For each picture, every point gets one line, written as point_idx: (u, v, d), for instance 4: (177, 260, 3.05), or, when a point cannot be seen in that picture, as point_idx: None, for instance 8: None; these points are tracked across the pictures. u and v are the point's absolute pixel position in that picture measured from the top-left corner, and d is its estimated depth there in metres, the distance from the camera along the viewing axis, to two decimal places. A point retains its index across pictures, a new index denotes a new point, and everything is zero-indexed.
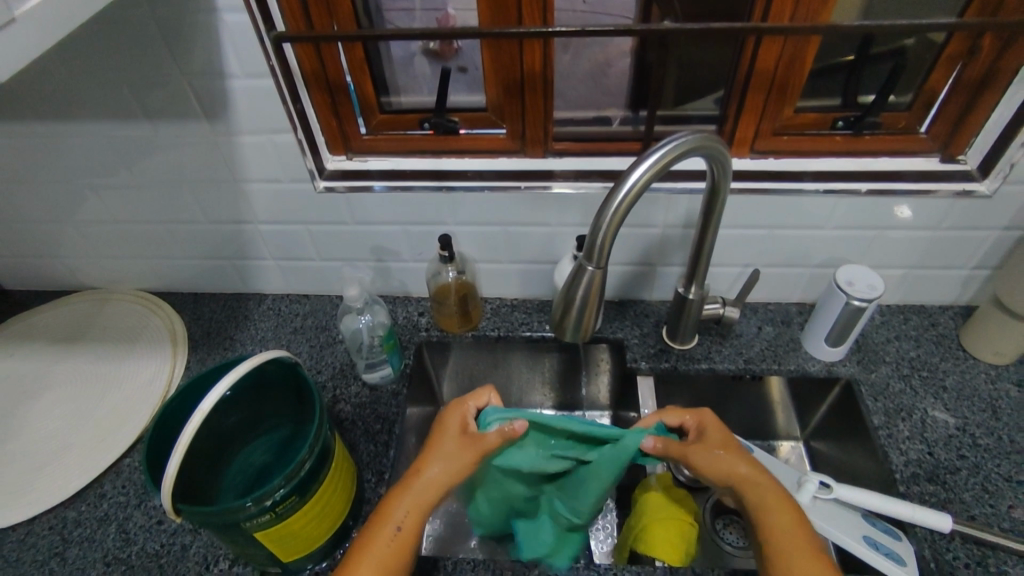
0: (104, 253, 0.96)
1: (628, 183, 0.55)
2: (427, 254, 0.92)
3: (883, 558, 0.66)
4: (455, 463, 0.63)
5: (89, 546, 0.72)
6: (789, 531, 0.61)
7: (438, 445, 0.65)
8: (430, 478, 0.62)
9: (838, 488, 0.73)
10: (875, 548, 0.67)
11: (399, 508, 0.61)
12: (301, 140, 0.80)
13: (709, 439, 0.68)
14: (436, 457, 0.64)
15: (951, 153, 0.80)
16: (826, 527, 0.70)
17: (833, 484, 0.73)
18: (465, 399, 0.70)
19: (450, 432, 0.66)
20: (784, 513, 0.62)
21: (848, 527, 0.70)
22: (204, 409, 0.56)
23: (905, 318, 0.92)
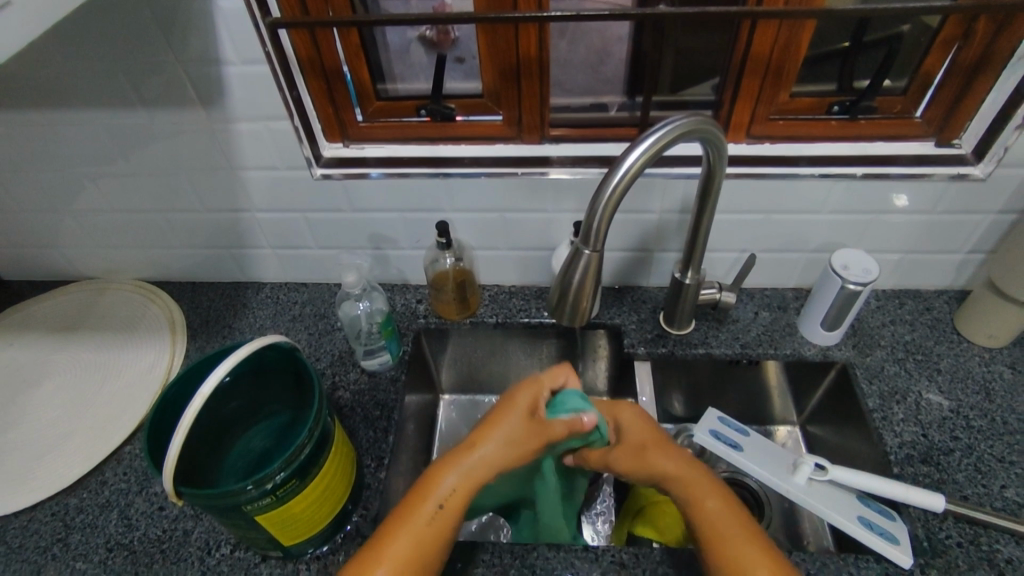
0: (102, 242, 0.96)
1: (624, 166, 0.55)
2: (424, 241, 0.92)
3: (877, 538, 0.67)
4: (522, 442, 0.66)
5: (92, 531, 0.73)
6: (713, 509, 0.62)
7: (501, 421, 0.68)
8: (487, 452, 0.64)
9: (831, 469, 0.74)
10: (870, 527, 0.68)
11: (448, 475, 0.62)
12: (298, 127, 0.80)
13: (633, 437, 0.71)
14: (498, 433, 0.66)
15: (947, 137, 0.80)
16: (820, 508, 0.71)
17: (827, 465, 0.74)
18: (542, 380, 0.72)
19: (522, 408, 0.69)
20: (712, 502, 0.63)
21: (842, 507, 0.71)
22: (205, 392, 0.56)
23: (901, 302, 0.93)
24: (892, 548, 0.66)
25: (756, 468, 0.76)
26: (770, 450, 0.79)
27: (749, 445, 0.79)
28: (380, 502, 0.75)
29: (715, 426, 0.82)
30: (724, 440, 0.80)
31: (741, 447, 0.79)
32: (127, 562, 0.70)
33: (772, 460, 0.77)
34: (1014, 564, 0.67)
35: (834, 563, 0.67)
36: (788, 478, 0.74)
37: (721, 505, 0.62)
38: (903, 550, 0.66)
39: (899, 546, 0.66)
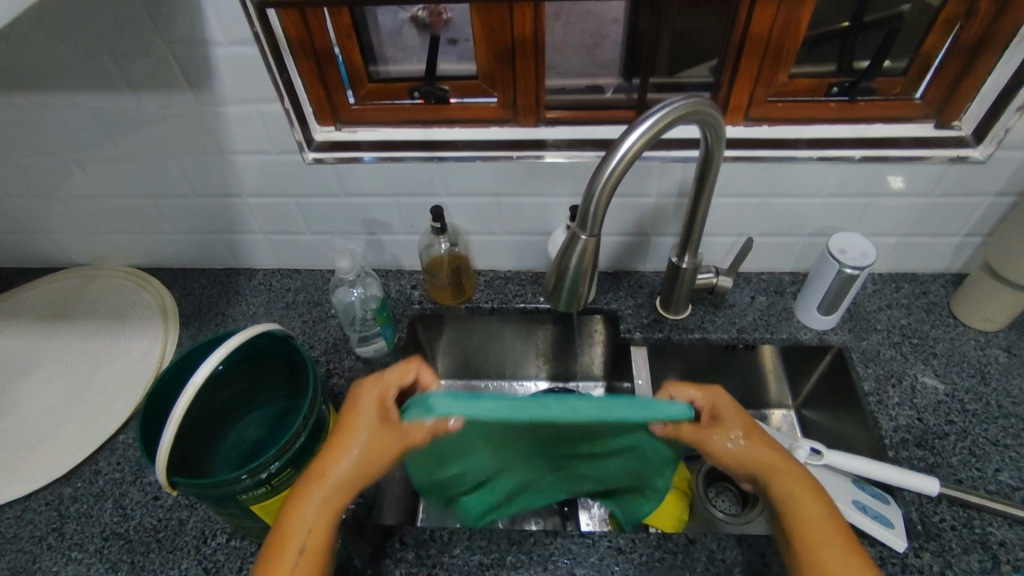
0: (91, 228, 0.94)
1: (622, 148, 0.55)
2: (418, 226, 0.91)
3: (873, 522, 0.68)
4: (371, 452, 0.57)
5: (86, 521, 0.73)
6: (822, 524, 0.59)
7: (347, 434, 0.58)
8: (346, 470, 0.56)
9: (829, 453, 0.74)
10: (864, 511, 0.68)
11: (304, 518, 0.55)
12: (289, 110, 0.78)
13: (730, 425, 0.63)
14: (352, 446, 0.57)
15: (947, 119, 0.79)
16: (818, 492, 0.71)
17: (824, 450, 0.75)
18: (386, 378, 0.61)
19: (365, 415, 0.59)
20: (811, 506, 0.60)
21: (838, 491, 0.71)
22: (197, 382, 0.55)
23: (897, 286, 0.93)
24: (886, 533, 0.67)
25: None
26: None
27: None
28: (375, 490, 0.75)
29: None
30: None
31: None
32: (123, 552, 0.70)
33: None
34: (1007, 547, 0.68)
35: None
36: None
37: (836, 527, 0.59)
38: (896, 534, 0.67)
39: (893, 531, 0.67)
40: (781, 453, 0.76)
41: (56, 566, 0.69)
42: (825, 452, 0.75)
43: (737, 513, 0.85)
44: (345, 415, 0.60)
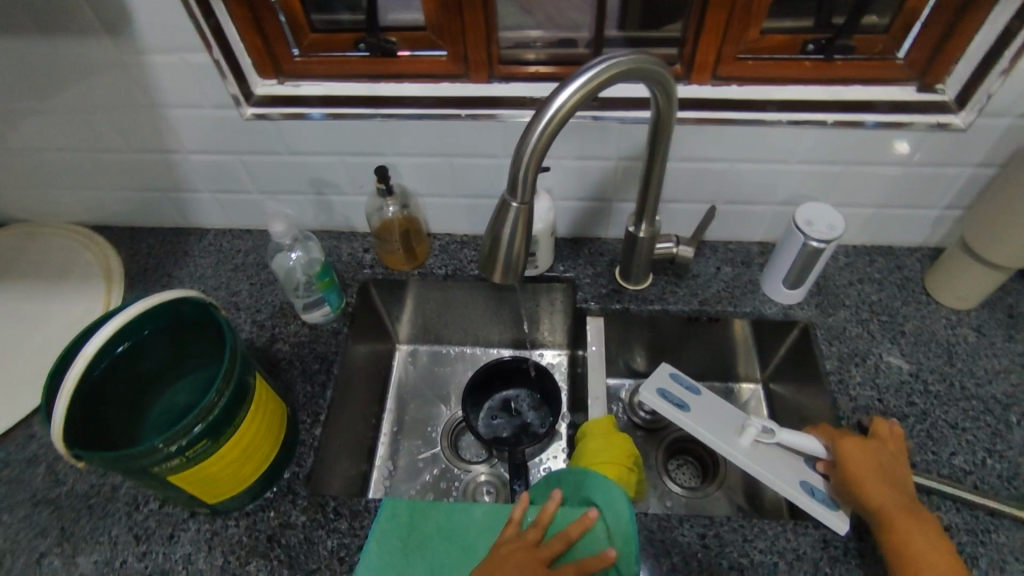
0: (28, 183, 0.90)
1: (552, 107, 0.50)
2: (368, 186, 0.87)
3: (816, 504, 0.66)
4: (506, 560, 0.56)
5: (16, 486, 0.71)
6: (916, 533, 0.60)
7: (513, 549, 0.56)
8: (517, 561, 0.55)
9: (781, 432, 0.71)
10: (811, 494, 0.67)
11: None
12: (219, 61, 0.73)
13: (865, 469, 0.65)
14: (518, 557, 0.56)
15: (929, 82, 0.73)
16: (765, 474, 0.69)
17: (777, 428, 0.72)
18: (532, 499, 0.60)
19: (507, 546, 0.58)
20: (921, 537, 0.59)
21: (786, 472, 0.69)
22: (87, 353, 0.54)
23: (871, 259, 0.88)
24: (829, 516, 0.65)
25: (701, 432, 0.73)
26: (719, 411, 0.76)
27: (697, 408, 0.76)
28: (313, 459, 0.73)
29: (663, 387, 0.79)
30: (672, 402, 0.77)
31: (688, 408, 0.76)
32: (53, 518, 0.69)
33: (720, 422, 0.75)
34: (952, 531, 0.65)
35: (769, 530, 0.66)
36: (735, 441, 0.72)
37: (929, 529, 0.60)
38: (839, 517, 0.65)
39: (836, 513, 0.65)
40: (732, 431, 0.73)
41: None
42: (778, 432, 0.72)
43: (692, 487, 0.87)
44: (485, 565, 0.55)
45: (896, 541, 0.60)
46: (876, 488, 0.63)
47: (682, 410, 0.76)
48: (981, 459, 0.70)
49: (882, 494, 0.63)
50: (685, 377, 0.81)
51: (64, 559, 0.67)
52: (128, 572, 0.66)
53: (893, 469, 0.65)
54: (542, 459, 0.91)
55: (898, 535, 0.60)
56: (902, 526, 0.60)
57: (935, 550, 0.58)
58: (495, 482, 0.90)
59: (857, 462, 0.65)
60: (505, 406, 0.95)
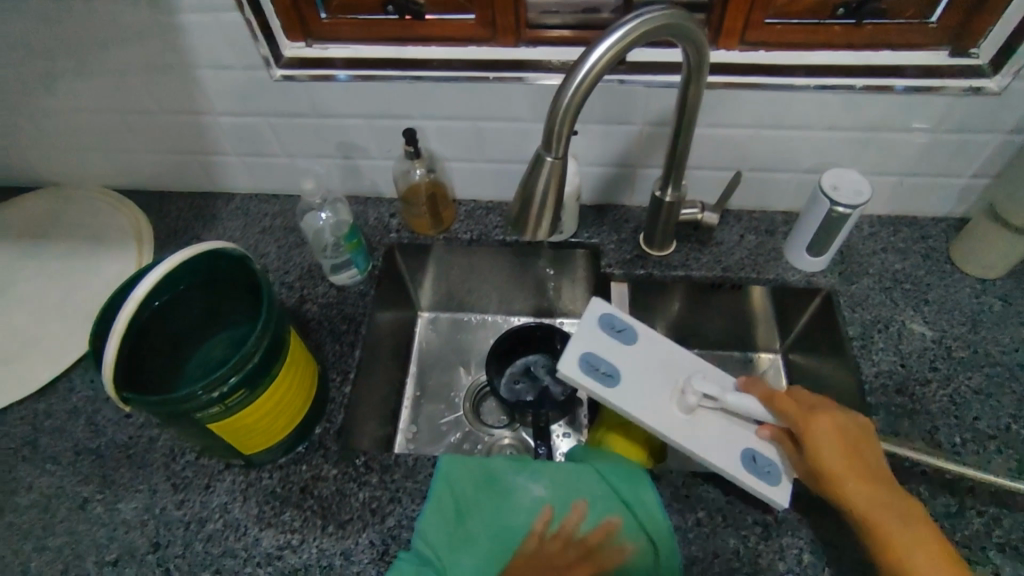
0: (59, 145, 0.91)
1: (588, 62, 0.51)
2: (395, 151, 0.88)
3: (756, 476, 0.65)
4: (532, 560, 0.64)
5: (59, 436, 0.75)
6: (898, 525, 0.56)
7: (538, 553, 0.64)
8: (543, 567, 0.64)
9: (727, 397, 0.68)
10: (752, 465, 0.66)
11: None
12: (250, 21, 0.73)
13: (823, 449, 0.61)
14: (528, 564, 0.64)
15: (962, 47, 0.73)
16: (705, 448, 0.67)
17: (720, 393, 0.68)
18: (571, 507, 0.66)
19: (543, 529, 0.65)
20: (894, 520, 0.56)
21: (725, 443, 0.67)
22: (137, 296, 0.54)
23: (896, 229, 0.88)
24: (771, 491, 0.64)
25: (638, 407, 0.69)
26: (651, 376, 0.72)
27: (628, 379, 0.70)
28: (343, 416, 0.75)
29: (591, 355, 0.72)
30: (600, 373, 0.70)
31: (618, 380, 0.70)
32: (95, 466, 0.73)
33: (656, 390, 0.70)
34: (974, 493, 0.67)
35: None
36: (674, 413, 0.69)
37: (898, 506, 0.57)
38: (780, 492, 0.64)
39: (777, 487, 0.64)
40: (669, 401, 0.70)
41: (31, 477, 0.72)
42: (722, 397, 0.68)
43: None
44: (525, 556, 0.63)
45: (879, 538, 0.56)
46: (851, 482, 0.59)
47: (612, 382, 0.70)
48: (1004, 424, 0.71)
49: (857, 486, 0.58)
50: (618, 330, 0.74)
51: (107, 505, 0.70)
52: (169, 519, 0.69)
53: (853, 440, 0.61)
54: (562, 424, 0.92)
55: (881, 531, 0.56)
56: (872, 511, 0.57)
57: (921, 540, 0.55)
58: (517, 445, 0.92)
59: (825, 453, 0.60)
60: (527, 372, 0.96)
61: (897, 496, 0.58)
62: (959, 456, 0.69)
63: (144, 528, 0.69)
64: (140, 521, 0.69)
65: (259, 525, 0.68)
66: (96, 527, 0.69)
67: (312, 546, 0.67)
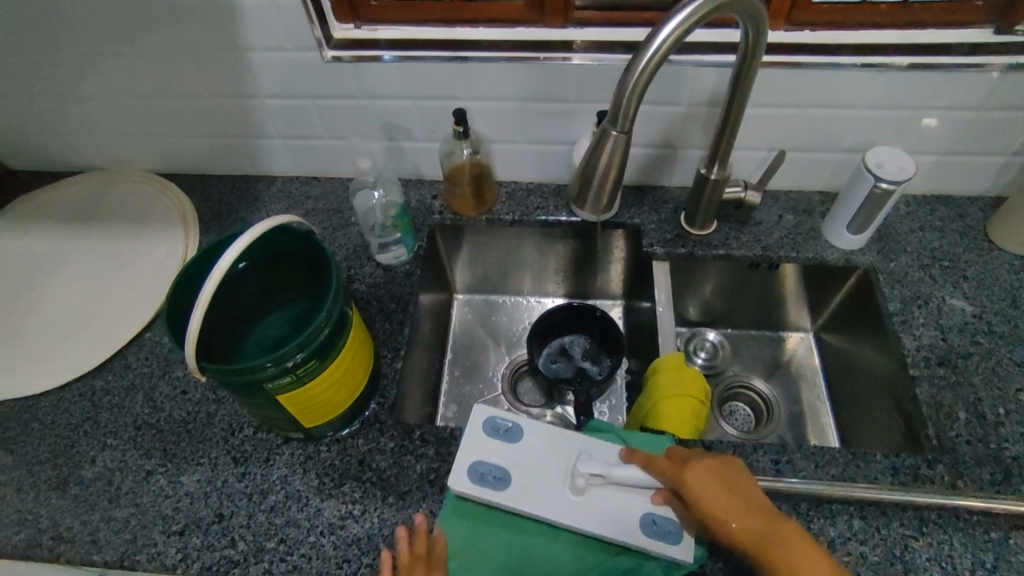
0: (105, 129, 0.93)
1: (658, 38, 0.52)
2: (439, 132, 0.89)
3: (656, 539, 0.61)
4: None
5: (119, 411, 0.77)
6: (790, 551, 0.54)
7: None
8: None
9: (612, 473, 0.63)
10: (653, 528, 0.61)
11: None
12: (307, 2, 0.74)
13: (706, 498, 0.57)
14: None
15: (1007, 25, 0.74)
16: (602, 529, 0.62)
17: (605, 468, 0.63)
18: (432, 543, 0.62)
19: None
20: (788, 549, 0.54)
21: (620, 520, 0.62)
22: (223, 267, 0.55)
23: (932, 208, 0.90)
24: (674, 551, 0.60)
25: (530, 505, 0.63)
26: (544, 461, 0.66)
27: (517, 474, 0.65)
28: (396, 391, 0.76)
29: (478, 463, 0.65)
30: (490, 479, 0.64)
31: (508, 481, 0.64)
32: (155, 440, 0.75)
33: (542, 475, 0.65)
34: (1020, 461, 0.68)
35: (839, 457, 0.69)
36: (567, 502, 0.63)
37: (787, 532, 0.55)
38: (685, 549, 0.60)
39: (680, 545, 0.60)
40: (559, 486, 0.64)
41: (94, 451, 0.74)
42: (608, 475, 0.63)
43: (748, 430, 0.91)
44: None
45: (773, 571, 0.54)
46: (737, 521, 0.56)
47: (503, 485, 0.64)
48: None
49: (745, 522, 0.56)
50: (504, 430, 0.68)
51: (169, 477, 0.72)
52: (231, 491, 0.71)
53: (727, 482, 0.59)
54: (601, 403, 0.93)
55: (775, 562, 0.54)
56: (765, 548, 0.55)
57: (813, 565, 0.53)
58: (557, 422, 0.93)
59: (707, 498, 0.57)
60: (564, 352, 0.98)
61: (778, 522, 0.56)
62: (1002, 426, 0.70)
63: (207, 500, 0.70)
64: (203, 492, 0.71)
65: (319, 497, 0.70)
66: (160, 498, 0.70)
67: (373, 516, 0.68)
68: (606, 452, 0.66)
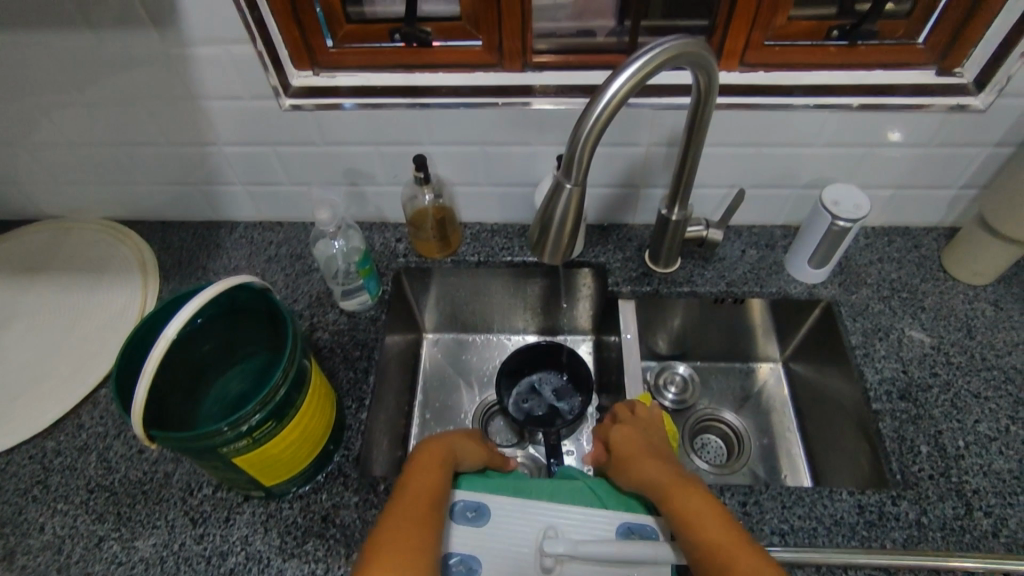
0: (60, 178, 0.91)
1: (607, 94, 0.53)
2: (402, 176, 0.88)
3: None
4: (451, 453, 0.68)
5: (71, 474, 0.74)
6: (698, 516, 0.58)
7: (434, 456, 0.66)
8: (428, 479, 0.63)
9: (577, 550, 0.60)
10: None
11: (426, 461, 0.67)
12: (262, 52, 0.74)
13: (622, 444, 0.71)
14: (432, 466, 0.65)
15: (948, 66, 0.76)
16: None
17: (571, 547, 0.61)
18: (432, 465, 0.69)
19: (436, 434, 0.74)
20: (677, 485, 0.62)
21: None
22: (169, 334, 0.54)
23: (889, 240, 0.92)
24: None
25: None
26: (513, 540, 0.65)
27: (486, 560, 0.64)
28: (361, 442, 0.75)
29: (448, 552, 0.64)
30: (461, 570, 0.63)
31: (478, 570, 0.63)
32: (109, 503, 0.72)
33: (513, 556, 0.64)
34: (980, 494, 0.69)
35: (807, 496, 0.68)
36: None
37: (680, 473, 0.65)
38: None
39: None
40: (528, 569, 0.63)
41: (43, 518, 0.71)
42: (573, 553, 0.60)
43: (720, 464, 0.91)
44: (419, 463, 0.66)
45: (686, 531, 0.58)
46: (669, 489, 0.62)
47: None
48: (1004, 426, 0.74)
49: (676, 487, 0.62)
50: (471, 513, 0.66)
51: (123, 543, 0.69)
52: (189, 555, 0.68)
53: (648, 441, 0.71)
54: (573, 442, 0.93)
55: (663, 495, 0.63)
56: (658, 480, 0.64)
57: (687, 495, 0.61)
58: (528, 463, 0.91)
59: (643, 471, 0.66)
60: (533, 391, 0.97)
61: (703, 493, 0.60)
62: (963, 458, 0.71)
63: (163, 565, 0.67)
64: (159, 557, 0.68)
65: (282, 557, 0.67)
66: (113, 566, 0.68)
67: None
68: (572, 524, 0.65)
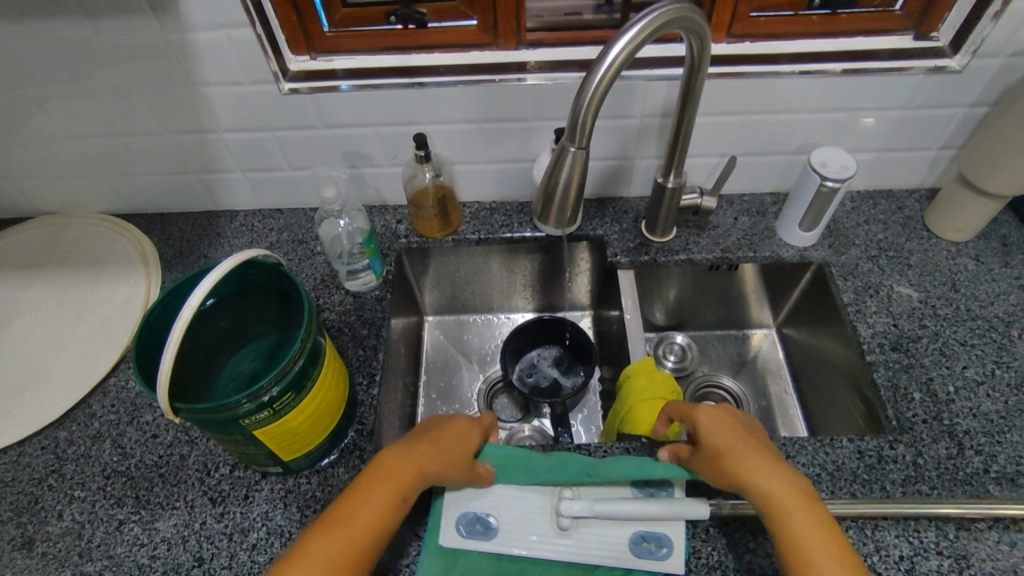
0: (56, 172, 0.91)
1: (607, 59, 0.54)
2: (401, 157, 0.90)
3: (644, 556, 0.62)
4: (414, 490, 0.58)
5: (86, 461, 0.74)
6: (821, 552, 0.53)
7: (383, 488, 0.57)
8: (368, 521, 0.55)
9: (593, 510, 0.63)
10: (640, 547, 0.63)
11: (389, 478, 0.57)
12: (261, 36, 0.75)
13: (714, 439, 0.61)
14: (376, 506, 0.56)
15: (924, 31, 0.80)
16: (599, 558, 0.63)
17: (587, 507, 0.64)
18: (425, 454, 0.60)
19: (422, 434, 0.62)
20: (794, 506, 0.55)
21: (614, 548, 0.63)
22: (193, 304, 0.54)
23: (874, 203, 0.95)
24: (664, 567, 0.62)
25: (524, 550, 0.64)
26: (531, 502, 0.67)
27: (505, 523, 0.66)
28: (375, 416, 0.76)
29: (464, 512, 0.66)
30: (479, 528, 0.65)
31: (495, 529, 0.65)
32: (127, 488, 0.72)
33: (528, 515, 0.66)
34: (971, 434, 0.72)
35: (809, 445, 0.71)
36: (553, 542, 0.64)
37: (794, 483, 0.57)
38: (673, 562, 0.62)
39: (669, 560, 0.62)
40: (545, 524, 0.65)
41: (60, 505, 0.71)
42: (590, 513, 0.64)
43: None
44: (386, 472, 0.58)
45: (799, 563, 0.53)
46: (792, 510, 0.55)
47: (493, 532, 0.65)
48: (990, 370, 0.77)
49: (795, 504, 0.55)
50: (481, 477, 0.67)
51: (144, 525, 0.70)
52: (211, 532, 0.69)
53: (744, 433, 0.62)
54: (579, 412, 0.95)
55: (777, 517, 0.55)
56: (771, 491, 0.57)
57: (809, 521, 0.54)
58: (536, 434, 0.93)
59: (752, 481, 0.58)
60: (535, 365, 0.99)
61: (824, 516, 0.55)
62: (954, 402, 0.74)
63: (186, 544, 0.68)
64: (181, 537, 0.69)
65: (303, 530, 0.68)
66: (134, 547, 0.68)
67: None
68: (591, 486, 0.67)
